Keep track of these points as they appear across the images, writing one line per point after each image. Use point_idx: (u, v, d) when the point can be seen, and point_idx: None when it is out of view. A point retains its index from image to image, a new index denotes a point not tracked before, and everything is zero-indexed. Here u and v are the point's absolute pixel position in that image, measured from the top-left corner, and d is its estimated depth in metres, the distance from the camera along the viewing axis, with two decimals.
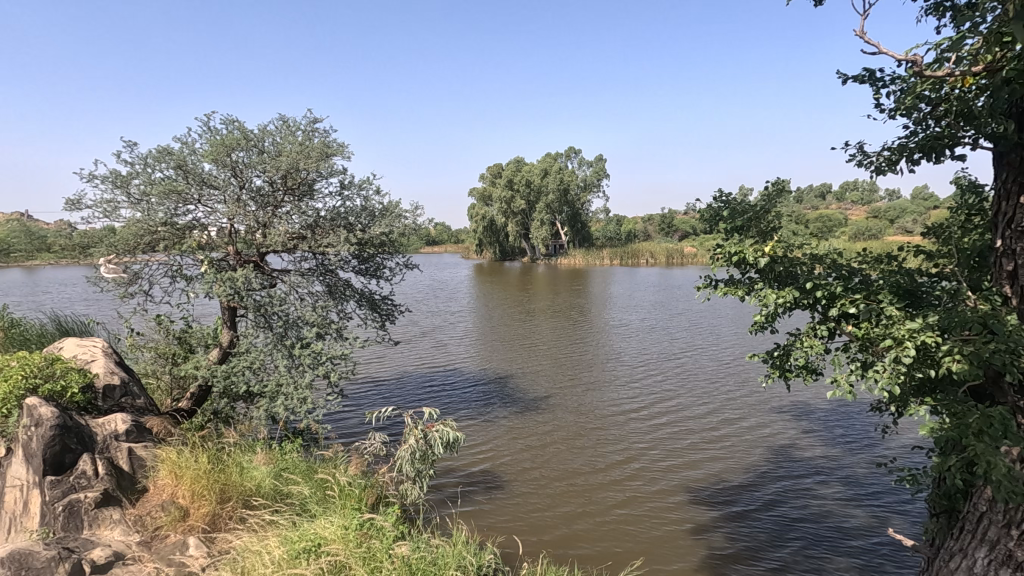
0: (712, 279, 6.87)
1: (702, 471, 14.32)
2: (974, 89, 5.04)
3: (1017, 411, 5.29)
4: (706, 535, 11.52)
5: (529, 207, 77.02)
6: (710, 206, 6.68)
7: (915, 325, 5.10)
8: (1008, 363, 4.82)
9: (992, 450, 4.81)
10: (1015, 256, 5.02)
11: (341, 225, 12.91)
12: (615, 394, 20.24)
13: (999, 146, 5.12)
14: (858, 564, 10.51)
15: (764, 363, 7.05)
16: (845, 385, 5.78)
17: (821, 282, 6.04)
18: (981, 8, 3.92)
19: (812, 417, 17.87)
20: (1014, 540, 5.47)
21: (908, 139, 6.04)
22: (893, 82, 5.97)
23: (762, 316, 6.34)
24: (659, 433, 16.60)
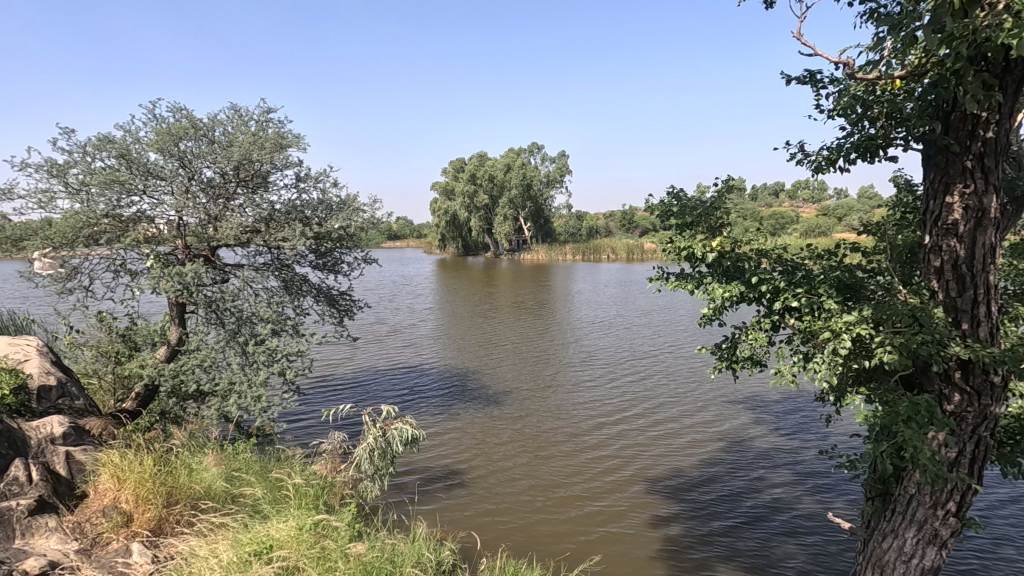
0: (664, 272, 7.00)
1: (661, 463, 14.67)
2: (905, 92, 5.25)
3: (943, 399, 5.60)
4: (662, 526, 11.82)
5: (492, 202, 76.90)
6: (662, 202, 6.79)
7: (851, 318, 5.32)
8: (934, 353, 5.09)
9: (918, 436, 5.08)
10: (941, 252, 5.30)
11: (297, 218, 12.54)
12: (577, 390, 20.38)
13: (928, 147, 5.36)
14: (806, 549, 10.99)
15: (712, 354, 7.22)
16: (788, 375, 5.97)
17: (767, 277, 6.24)
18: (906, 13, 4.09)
19: (764, 409, 18.56)
20: (940, 521, 5.90)
21: (845, 139, 6.27)
22: (831, 83, 6.18)
23: (711, 310, 6.51)
24: (619, 428, 16.92)
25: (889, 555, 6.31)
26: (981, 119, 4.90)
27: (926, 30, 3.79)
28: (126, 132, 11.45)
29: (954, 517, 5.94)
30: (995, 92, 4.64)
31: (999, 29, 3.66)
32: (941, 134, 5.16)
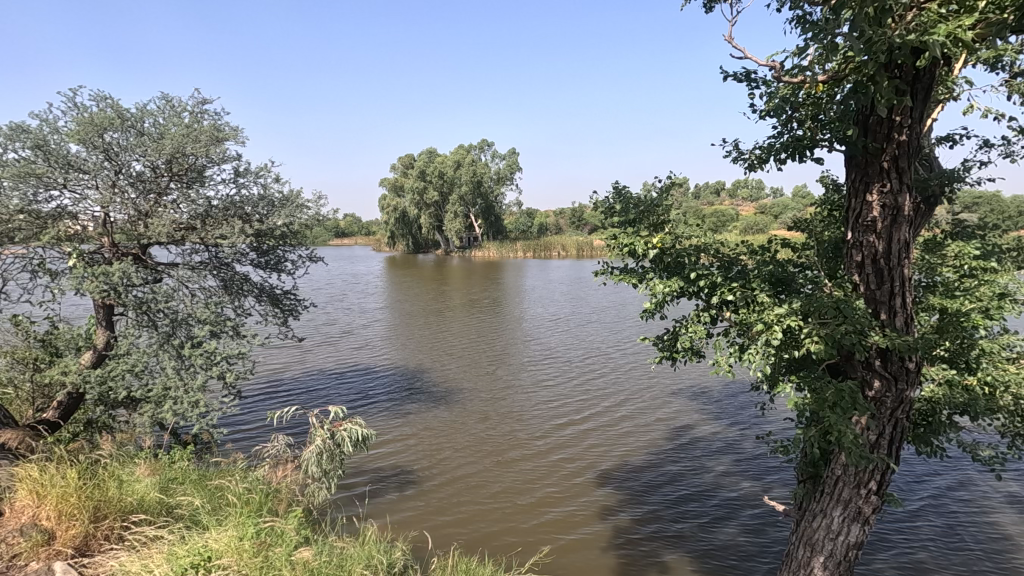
0: (608, 266, 7.15)
1: (610, 456, 15.02)
2: (828, 95, 5.53)
3: (865, 385, 5.98)
4: (612, 516, 12.13)
5: (442, 199, 76.26)
6: (606, 199, 6.93)
7: (781, 310, 5.61)
8: (855, 343, 5.43)
9: (842, 420, 5.42)
10: (862, 247, 5.65)
11: (236, 215, 12.03)
12: (529, 387, 20.53)
13: (849, 148, 5.67)
14: (746, 532, 11.53)
15: (654, 346, 7.45)
16: (725, 366, 6.24)
17: (705, 272, 6.49)
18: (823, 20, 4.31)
19: (707, 399, 19.30)
20: (863, 499, 6.32)
21: (776, 139, 6.58)
22: (764, 85, 6.45)
23: (652, 304, 6.71)
24: (570, 422, 17.18)
25: (818, 534, 6.70)
26: (895, 123, 5.22)
27: (842, 38, 4.01)
28: (43, 121, 10.60)
29: (875, 495, 6.37)
30: (907, 97, 4.95)
31: (906, 37, 3.90)
32: (860, 136, 5.46)
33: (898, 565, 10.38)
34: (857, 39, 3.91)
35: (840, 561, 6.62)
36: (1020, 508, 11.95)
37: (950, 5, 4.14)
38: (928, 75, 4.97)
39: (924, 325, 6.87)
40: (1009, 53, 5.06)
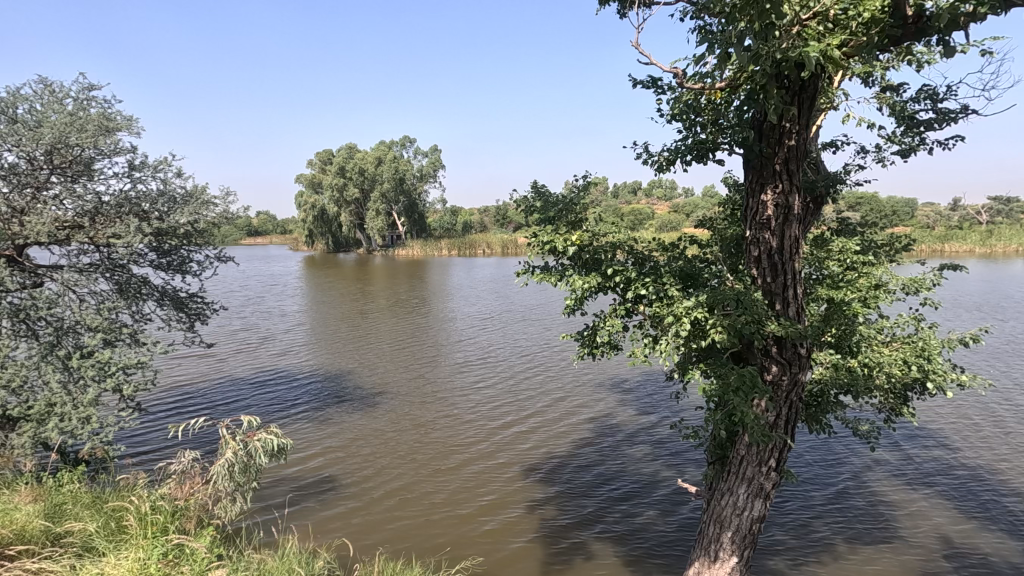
0: (529, 264, 7.26)
1: (535, 449, 15.35)
2: (726, 102, 5.93)
3: (764, 370, 6.47)
4: (538, 508, 12.41)
5: (363, 196, 74.18)
6: (525, 198, 7.03)
7: (689, 303, 5.95)
8: (755, 331, 5.87)
9: (743, 403, 5.85)
10: (758, 244, 6.12)
11: (131, 212, 10.97)
12: (456, 386, 20.47)
13: (747, 151, 6.10)
14: (664, 515, 12.18)
15: (575, 341, 7.65)
16: (640, 357, 6.54)
17: (620, 268, 6.76)
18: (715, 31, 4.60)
19: (628, 391, 20.11)
20: (764, 475, 6.84)
21: (681, 142, 6.96)
22: (669, 91, 6.81)
23: (572, 300, 6.89)
24: (497, 419, 17.34)
25: (726, 511, 7.18)
26: (785, 130, 5.68)
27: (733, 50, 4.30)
28: None
29: (774, 472, 6.93)
30: (794, 106, 5.41)
31: (787, 51, 4.24)
32: (755, 140, 5.91)
33: (796, 534, 11.38)
34: (746, 51, 4.20)
35: (745, 535, 7.16)
36: (897, 475, 13.44)
37: (826, 23, 4.55)
38: (812, 86, 5.44)
39: (814, 313, 7.55)
40: (877, 69, 5.65)
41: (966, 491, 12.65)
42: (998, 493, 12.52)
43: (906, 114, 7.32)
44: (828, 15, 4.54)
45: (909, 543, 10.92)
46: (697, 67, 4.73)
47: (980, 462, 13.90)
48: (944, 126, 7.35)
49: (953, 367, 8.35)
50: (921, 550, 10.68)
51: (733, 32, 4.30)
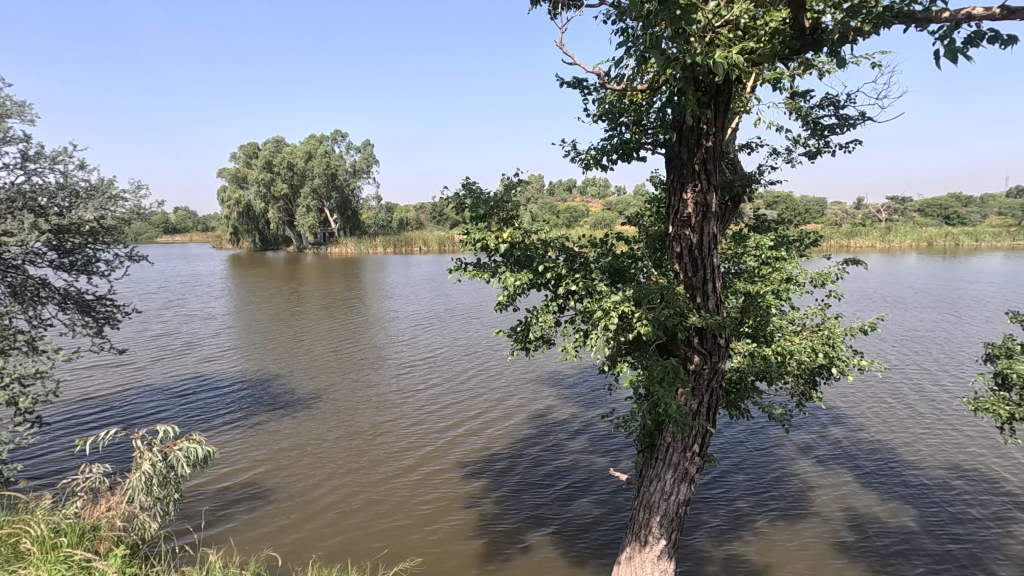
0: (461, 262, 7.25)
1: (473, 446, 15.38)
2: (648, 103, 6.16)
3: (686, 361, 6.80)
4: (477, 505, 12.46)
5: (293, 192, 71.27)
6: (456, 195, 7.01)
7: (617, 298, 6.15)
8: (677, 323, 6.17)
9: (668, 392, 6.12)
10: (680, 240, 6.41)
11: (25, 207, 9.98)
12: (392, 386, 20.14)
13: (669, 150, 6.37)
14: (600, 503, 12.56)
15: (509, 337, 7.71)
16: (571, 351, 6.69)
17: (551, 265, 6.88)
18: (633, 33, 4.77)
19: (565, 384, 20.53)
20: (689, 461, 7.18)
21: (607, 141, 7.16)
22: (595, 91, 6.98)
23: (504, 297, 6.95)
24: (436, 418, 17.25)
25: (654, 496, 7.48)
26: (703, 131, 5.97)
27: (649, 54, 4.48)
28: None
29: (698, 456, 7.30)
30: (709, 109, 5.69)
31: (698, 55, 4.46)
32: (676, 141, 6.16)
33: (721, 514, 12.05)
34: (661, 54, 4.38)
35: (672, 518, 7.50)
36: (810, 454, 14.51)
37: (736, 31, 4.81)
38: (727, 90, 5.75)
39: (732, 305, 8.00)
40: (784, 77, 6.05)
41: (868, 465, 13.87)
42: (894, 465, 13.81)
43: (813, 120, 7.89)
44: (737, 24, 4.81)
45: (819, 516, 11.84)
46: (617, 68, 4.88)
47: (879, 438, 15.27)
48: (845, 131, 7.98)
49: (854, 354, 9.10)
50: (830, 523, 11.60)
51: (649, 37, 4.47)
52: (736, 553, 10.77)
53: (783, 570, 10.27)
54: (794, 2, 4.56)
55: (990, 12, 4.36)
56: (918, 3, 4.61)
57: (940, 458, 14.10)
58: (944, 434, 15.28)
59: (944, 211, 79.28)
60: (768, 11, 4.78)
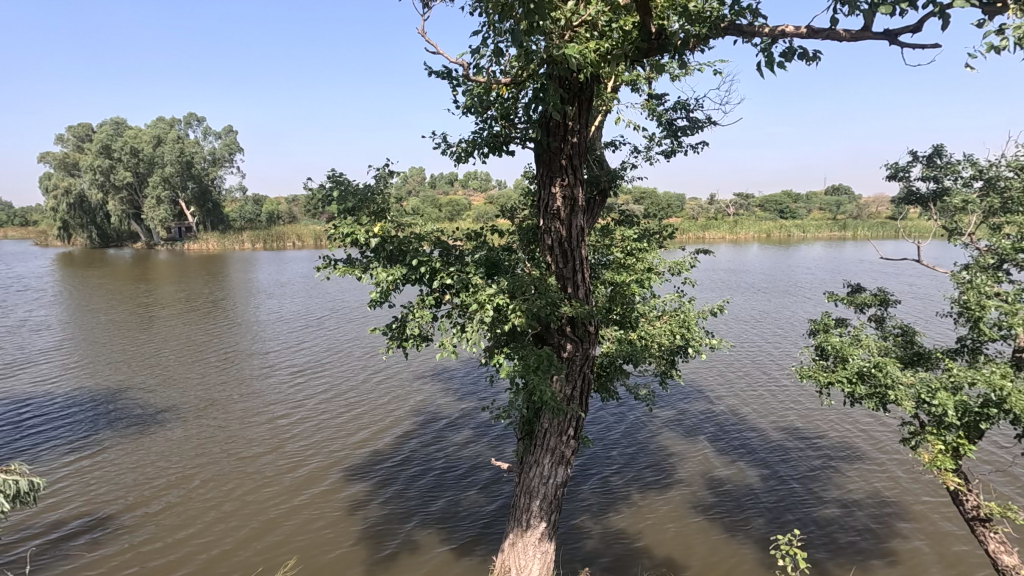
0: (332, 259, 6.90)
1: (355, 448, 14.89)
2: (514, 98, 6.28)
3: (560, 349, 7.08)
4: (361, 509, 12.12)
5: (139, 180, 63.21)
6: (322, 187, 6.65)
7: (491, 291, 6.23)
8: (550, 313, 6.39)
9: (542, 381, 6.33)
10: (550, 233, 6.63)
11: None
12: (263, 392, 18.76)
13: (537, 145, 6.53)
14: (486, 493, 12.75)
15: (384, 335, 7.50)
16: (449, 346, 6.64)
17: (425, 259, 6.78)
18: (492, 24, 4.81)
19: (449, 379, 20.46)
20: (565, 444, 7.51)
21: (478, 134, 7.20)
22: (463, 83, 6.98)
23: (378, 293, 6.74)
24: (312, 422, 16.39)
25: (534, 482, 7.72)
26: (568, 128, 6.20)
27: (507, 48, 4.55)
28: None
29: (573, 439, 7.65)
30: (572, 106, 5.94)
31: (555, 50, 4.61)
32: (543, 136, 6.34)
33: (599, 491, 12.79)
34: (520, 47, 4.46)
35: (552, 500, 7.78)
36: (674, 428, 15.89)
37: (592, 31, 5.03)
38: (588, 88, 6.03)
39: (601, 295, 8.44)
40: (638, 78, 6.47)
41: (720, 433, 15.55)
42: (741, 431, 15.63)
43: (668, 122, 8.58)
44: (592, 25, 5.02)
45: (681, 482, 13.08)
46: (479, 59, 4.89)
47: (730, 408, 17.19)
48: (695, 132, 8.77)
49: (706, 334, 10.08)
50: (690, 487, 12.87)
51: (505, 28, 4.50)
52: (612, 526, 11.51)
53: (653, 537, 11.18)
54: (641, 7, 4.88)
55: (800, 30, 5.02)
56: (744, 17, 5.17)
57: (778, 422, 16.16)
58: (779, 400, 17.61)
59: (778, 206, 90.81)
60: (620, 15, 5.09)
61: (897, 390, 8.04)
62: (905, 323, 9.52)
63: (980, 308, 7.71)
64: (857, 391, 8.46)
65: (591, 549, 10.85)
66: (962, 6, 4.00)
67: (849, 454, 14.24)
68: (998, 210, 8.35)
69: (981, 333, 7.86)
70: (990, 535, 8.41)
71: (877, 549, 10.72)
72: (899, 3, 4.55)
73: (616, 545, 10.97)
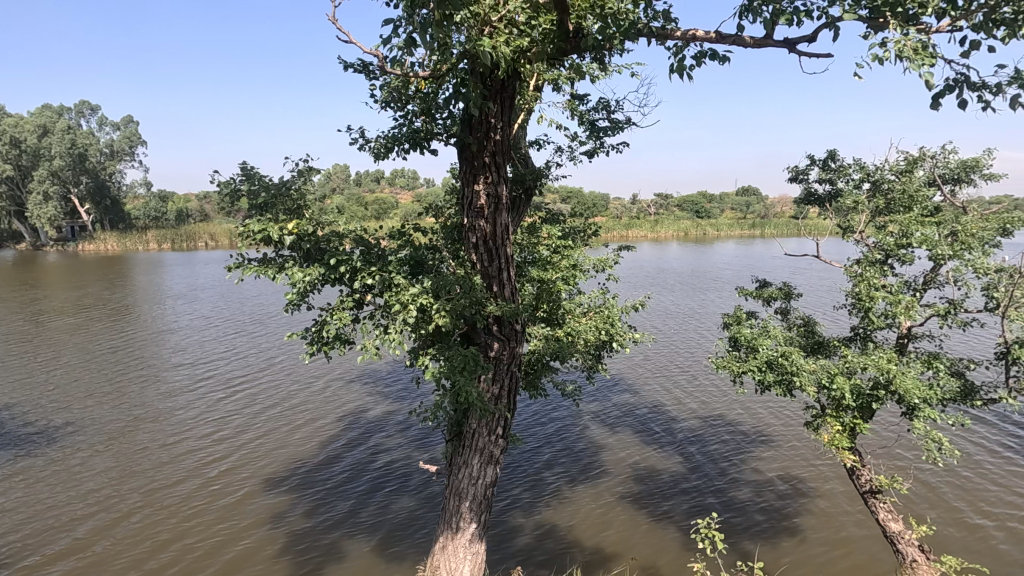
0: (243, 259, 6.46)
1: (276, 457, 14.16)
2: (434, 93, 6.17)
3: (487, 348, 7.02)
4: (284, 521, 11.58)
5: (22, 174, 56.84)
6: (230, 182, 6.21)
7: (415, 290, 6.06)
8: (475, 312, 6.34)
9: (468, 381, 6.26)
10: (474, 231, 6.56)
11: None
12: (171, 404, 17.43)
13: (459, 142, 6.45)
14: (416, 496, 12.54)
15: (303, 339, 7.12)
16: (372, 348, 6.36)
17: (345, 257, 6.52)
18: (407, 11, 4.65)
19: (377, 382, 19.92)
20: (494, 443, 7.48)
21: (397, 130, 7.00)
22: (381, 77, 6.78)
23: (294, 294, 6.38)
24: (228, 433, 15.41)
25: (463, 483, 7.63)
26: (490, 125, 6.15)
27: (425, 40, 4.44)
28: None
29: (501, 438, 7.62)
30: (494, 103, 5.92)
31: (472, 43, 4.54)
32: (465, 132, 6.27)
33: (530, 487, 12.89)
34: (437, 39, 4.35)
35: (481, 501, 7.72)
36: (602, 421, 16.29)
37: (512, 27, 5.03)
38: (510, 86, 6.04)
39: (528, 293, 8.49)
40: (560, 77, 6.53)
41: (645, 424, 16.14)
42: (664, 421, 16.31)
43: (590, 122, 8.76)
44: (510, 21, 5.02)
45: (609, 473, 13.46)
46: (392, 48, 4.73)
47: (653, 399, 17.90)
48: (617, 133, 9.00)
49: (630, 328, 10.37)
50: (618, 477, 13.28)
51: (419, 20, 4.39)
52: (543, 520, 11.66)
53: (583, 529, 11.39)
54: (558, 5, 4.92)
55: (709, 35, 5.23)
56: (658, 20, 5.33)
57: (698, 411, 16.99)
58: (698, 390, 18.55)
59: (693, 206, 95.62)
60: (538, 13, 5.11)
61: (800, 376, 8.65)
62: (807, 314, 10.24)
63: (870, 298, 8.46)
64: (766, 378, 9.01)
65: (523, 543, 10.93)
66: (850, 19, 4.29)
67: (760, 438, 15.22)
68: (883, 209, 9.22)
69: (872, 322, 8.60)
70: (881, 505, 9.21)
71: (786, 524, 11.51)
72: (796, 13, 4.85)
73: (548, 539, 11.09)
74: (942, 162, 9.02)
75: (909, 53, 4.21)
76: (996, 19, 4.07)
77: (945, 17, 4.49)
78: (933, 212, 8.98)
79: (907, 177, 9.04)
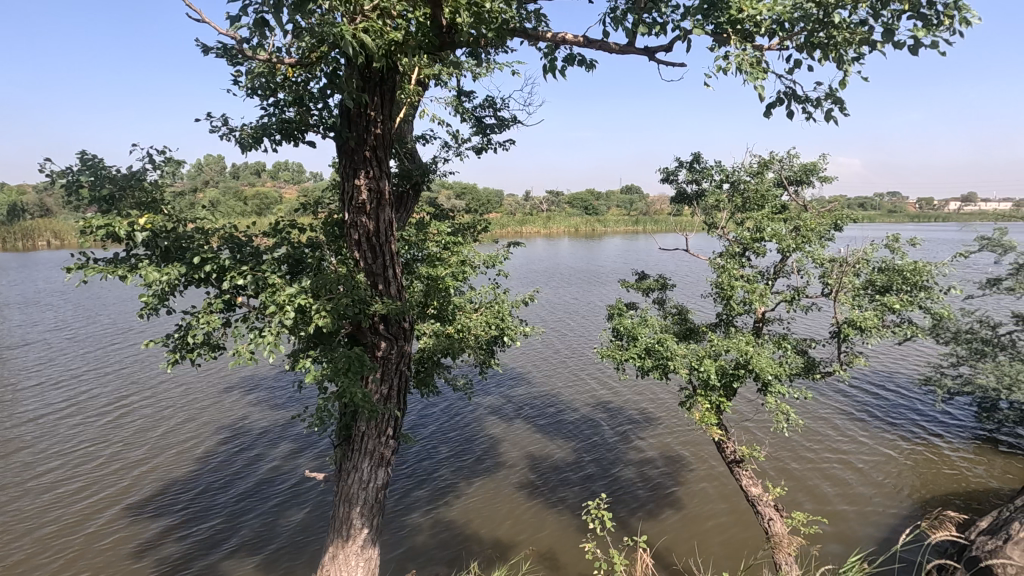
0: (85, 259, 5.68)
1: (143, 480, 12.80)
2: (304, 81, 5.82)
3: (374, 347, 6.82)
4: (153, 551, 10.50)
5: None
6: (65, 172, 5.44)
7: (292, 290, 5.71)
8: (359, 311, 6.12)
9: (353, 382, 6.02)
10: (356, 227, 6.32)
11: None
12: (5, 432, 15.07)
13: (336, 135, 6.17)
14: (306, 508, 11.92)
15: (163, 347, 6.43)
16: (245, 352, 5.88)
17: (210, 256, 5.97)
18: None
19: (258, 389, 18.60)
20: (384, 444, 7.29)
21: (266, 119, 6.53)
22: (244, 61, 6.28)
23: (151, 297, 5.74)
24: (82, 459, 13.64)
25: (353, 488, 7.36)
26: (370, 118, 5.95)
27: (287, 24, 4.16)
28: None
29: (392, 439, 7.48)
30: (372, 95, 5.74)
31: (337, 30, 4.32)
32: (343, 125, 6.01)
33: (427, 486, 12.77)
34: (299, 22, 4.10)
35: (372, 504, 7.50)
36: (497, 415, 16.53)
37: (383, 17, 4.88)
38: (389, 79, 5.90)
39: (416, 290, 8.36)
40: (440, 72, 6.49)
41: (538, 414, 16.63)
42: (556, 410, 16.90)
43: (476, 118, 8.80)
44: (385, 12, 4.88)
45: (505, 465, 13.72)
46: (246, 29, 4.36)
47: (545, 390, 18.47)
48: (503, 130, 9.13)
49: (520, 322, 10.58)
50: (513, 469, 13.58)
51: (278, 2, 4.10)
52: (441, 518, 11.62)
53: (480, 522, 11.52)
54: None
55: (577, 39, 5.46)
56: (530, 21, 5.46)
57: (587, 398, 17.81)
58: (587, 379, 19.44)
59: (582, 204, 99.90)
60: (413, 4, 5.00)
61: (674, 361, 9.38)
62: (680, 303, 11.10)
63: (730, 287, 9.36)
64: (645, 363, 9.65)
65: (420, 544, 10.82)
66: (699, 31, 4.68)
67: (644, 420, 16.30)
68: (740, 207, 10.24)
69: (732, 309, 9.51)
70: (743, 472, 10.27)
71: (666, 498, 12.47)
72: (653, 24, 5.18)
73: (446, 536, 11.08)
74: (787, 165, 10.18)
75: (744, 68, 4.67)
76: (814, 42, 4.64)
77: (774, 38, 5.03)
78: (781, 209, 10.13)
79: (759, 178, 10.10)
